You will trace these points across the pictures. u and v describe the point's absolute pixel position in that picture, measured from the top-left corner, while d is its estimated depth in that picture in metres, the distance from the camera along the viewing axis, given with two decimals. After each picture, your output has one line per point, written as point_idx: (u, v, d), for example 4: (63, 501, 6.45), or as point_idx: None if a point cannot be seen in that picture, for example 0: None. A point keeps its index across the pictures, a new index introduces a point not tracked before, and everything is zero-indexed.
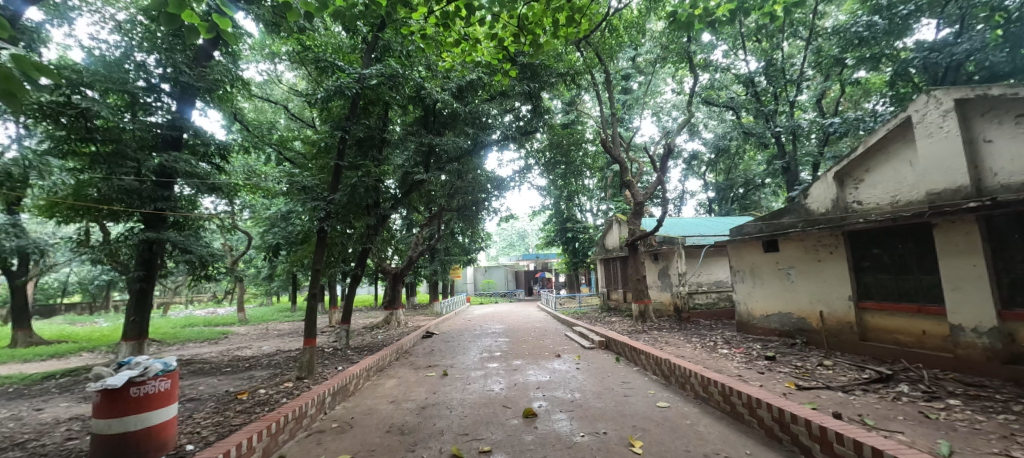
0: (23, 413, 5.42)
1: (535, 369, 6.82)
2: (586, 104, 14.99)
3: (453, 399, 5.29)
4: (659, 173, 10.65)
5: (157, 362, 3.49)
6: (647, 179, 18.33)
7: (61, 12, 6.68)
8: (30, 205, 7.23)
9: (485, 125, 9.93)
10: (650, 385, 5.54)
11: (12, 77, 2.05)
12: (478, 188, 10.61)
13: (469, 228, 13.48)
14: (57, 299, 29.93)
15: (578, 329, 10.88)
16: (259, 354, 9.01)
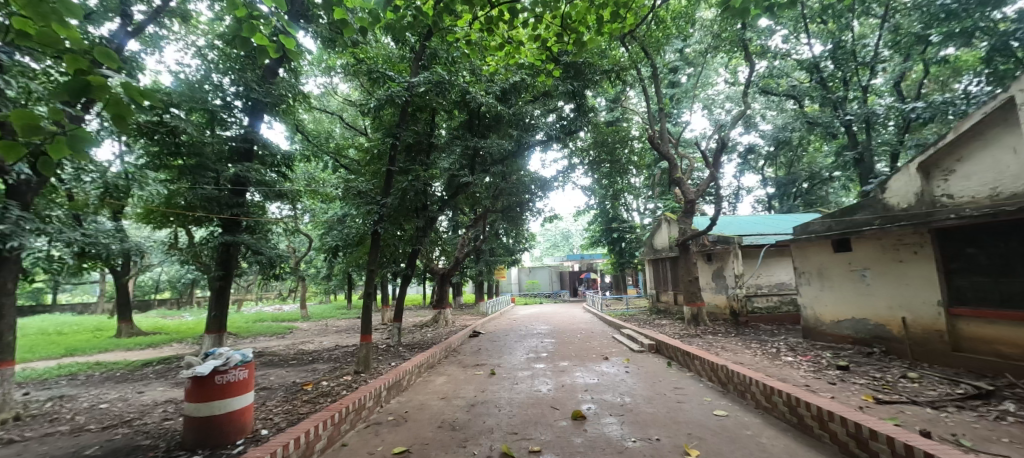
0: (127, 395, 6.12)
1: (583, 371, 6.77)
2: (631, 101, 14.63)
3: (501, 398, 5.37)
4: (711, 169, 10.20)
5: (238, 353, 3.79)
6: (698, 176, 17.67)
7: (154, 42, 7.47)
8: (130, 213, 8.15)
9: (529, 126, 9.93)
10: (705, 392, 5.33)
11: (121, 102, 2.30)
12: (523, 189, 10.63)
13: (514, 229, 13.57)
14: (149, 296, 33.35)
15: (626, 331, 10.68)
16: (321, 348, 9.57)
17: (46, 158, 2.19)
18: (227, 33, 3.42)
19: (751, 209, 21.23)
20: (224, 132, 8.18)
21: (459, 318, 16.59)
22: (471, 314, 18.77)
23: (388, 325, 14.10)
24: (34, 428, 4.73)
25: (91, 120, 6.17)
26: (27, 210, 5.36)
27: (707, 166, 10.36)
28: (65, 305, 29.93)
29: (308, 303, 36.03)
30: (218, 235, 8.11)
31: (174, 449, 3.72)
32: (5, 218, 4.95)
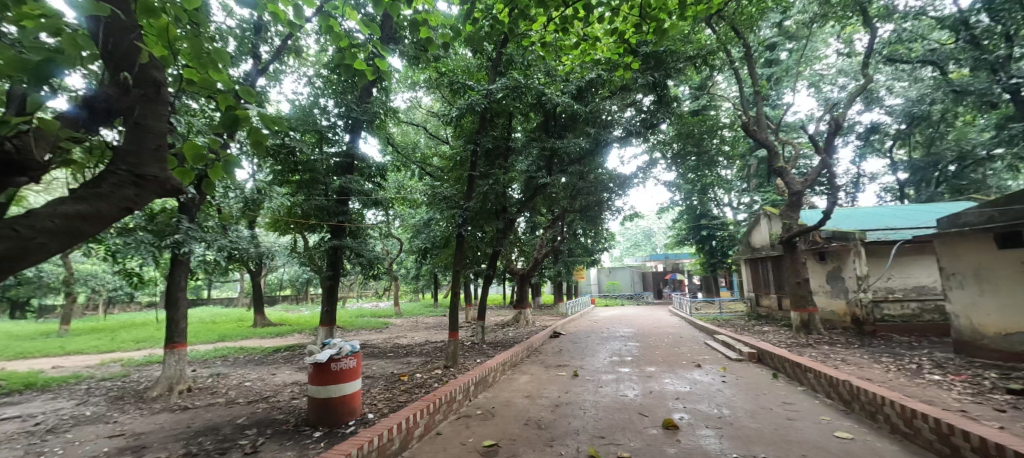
0: (262, 376, 7.14)
1: (673, 377, 6.48)
2: (720, 87, 13.63)
3: (586, 400, 5.35)
4: (823, 155, 9.16)
5: (348, 344, 4.23)
6: (805, 164, 15.97)
7: (276, 76, 8.59)
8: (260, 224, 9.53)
9: (607, 122, 9.56)
10: (823, 410, 4.79)
11: (257, 131, 2.68)
12: (601, 188, 10.32)
13: (595, 230, 13.35)
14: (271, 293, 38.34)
15: (720, 337, 10.01)
16: (413, 343, 10.27)
17: (207, 178, 2.68)
18: (334, 63, 3.83)
19: (877, 199, 18.48)
20: (329, 148, 9.08)
21: (540, 319, 16.77)
22: (551, 314, 18.85)
23: (472, 323, 14.70)
24: (199, 399, 5.71)
25: (234, 146, 7.25)
26: (192, 222, 6.53)
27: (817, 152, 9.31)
28: (211, 300, 35.64)
29: (400, 301, 38.84)
30: (328, 239, 9.04)
31: (300, 425, 4.29)
32: (179, 230, 6.19)
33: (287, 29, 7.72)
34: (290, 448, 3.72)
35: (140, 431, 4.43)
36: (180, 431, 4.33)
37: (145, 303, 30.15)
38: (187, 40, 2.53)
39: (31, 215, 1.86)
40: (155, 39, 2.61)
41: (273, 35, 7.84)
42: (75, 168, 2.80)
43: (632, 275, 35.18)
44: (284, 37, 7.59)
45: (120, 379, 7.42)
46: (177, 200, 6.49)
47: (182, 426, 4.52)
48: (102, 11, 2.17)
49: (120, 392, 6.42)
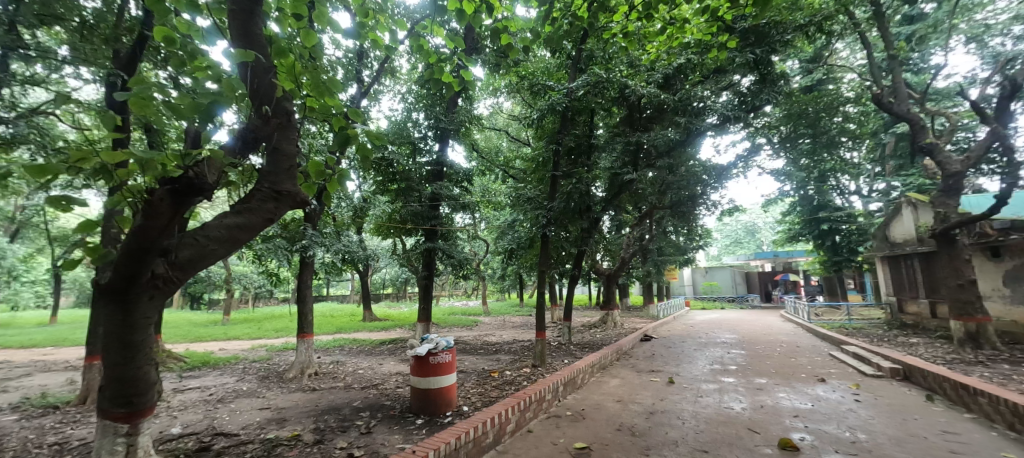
0: (373, 366, 7.91)
1: (788, 392, 5.87)
2: (839, 57, 11.99)
3: (684, 409, 5.09)
4: (994, 125, 7.63)
5: (444, 339, 4.56)
6: (965, 136, 13.43)
7: (375, 96, 9.42)
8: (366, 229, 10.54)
9: (699, 110, 8.72)
10: (999, 444, 3.97)
11: (367, 147, 3.01)
12: (695, 181, 9.59)
13: (690, 227, 12.49)
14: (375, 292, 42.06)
15: (850, 349, 8.80)
16: (503, 341, 10.57)
17: (326, 190, 3.11)
18: (424, 78, 4.09)
19: None
20: (421, 157, 9.73)
21: (629, 320, 16.23)
22: (641, 316, 18.11)
23: (559, 323, 14.72)
24: (323, 382, 6.50)
25: (344, 162, 8.10)
26: (315, 230, 7.40)
27: (984, 121, 7.81)
28: (325, 297, 40.17)
29: (488, 300, 40.20)
30: (422, 242, 9.69)
31: (404, 412, 4.68)
32: (305, 236, 7.08)
33: (384, 52, 8.44)
34: (397, 432, 4.07)
35: (281, 406, 5.17)
36: (310, 408, 4.96)
37: (277, 299, 35.01)
38: (308, 73, 3.00)
39: (200, 228, 2.68)
40: (285, 77, 3.10)
41: (373, 59, 8.61)
42: (233, 187, 3.38)
43: (732, 275, 32.30)
44: (380, 59, 8.30)
45: (262, 362, 8.73)
46: (303, 211, 7.40)
47: (311, 404, 5.17)
48: (247, 56, 2.72)
49: (262, 373, 7.53)
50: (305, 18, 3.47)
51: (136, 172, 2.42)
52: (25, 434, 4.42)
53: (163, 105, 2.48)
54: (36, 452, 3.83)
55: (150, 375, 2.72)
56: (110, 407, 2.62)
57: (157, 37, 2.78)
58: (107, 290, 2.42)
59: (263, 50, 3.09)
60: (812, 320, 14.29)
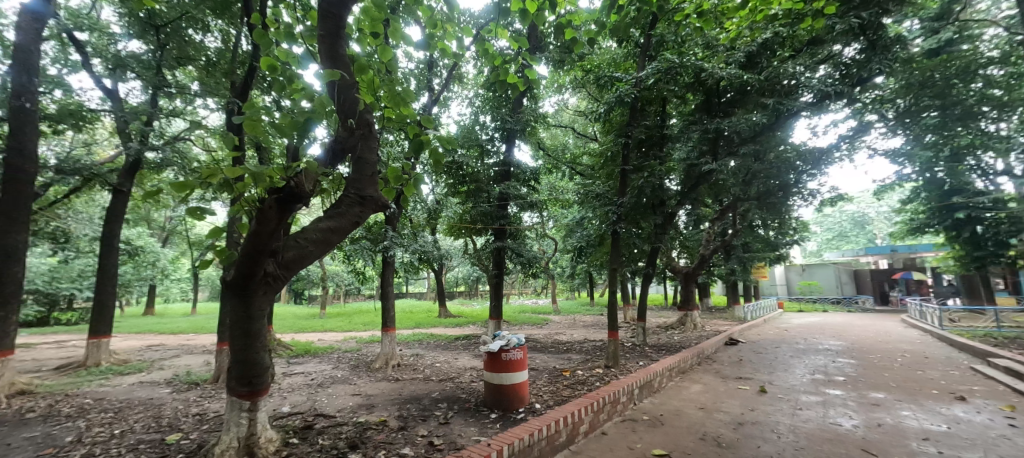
0: (449, 360, 8.24)
1: (911, 410, 5.16)
2: (974, 11, 9.89)
3: (778, 422, 4.70)
4: None
5: (515, 336, 4.70)
6: None
7: (445, 102, 9.81)
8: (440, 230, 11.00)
9: (790, 89, 7.76)
10: None
11: (440, 151, 3.17)
12: (786, 169, 8.49)
13: (781, 219, 11.42)
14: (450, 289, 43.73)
15: (997, 362, 7.45)
16: (574, 340, 10.49)
17: (404, 194, 3.36)
18: (491, 81, 4.19)
19: None
20: (488, 158, 9.95)
21: (711, 322, 15.23)
22: (724, 317, 16.94)
23: (633, 323, 14.27)
24: (405, 373, 6.92)
25: (417, 166, 8.49)
26: (395, 231, 7.89)
27: None
28: (404, 294, 42.60)
29: (559, 299, 40.01)
30: (491, 241, 9.87)
31: (478, 406, 4.84)
32: (386, 237, 7.55)
33: (452, 60, 8.74)
34: (473, 425, 4.24)
35: (370, 393, 5.60)
36: (394, 397, 5.33)
37: (363, 295, 37.82)
38: (386, 87, 3.26)
39: (301, 233, 3.35)
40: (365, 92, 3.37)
41: (442, 67, 8.96)
42: (326, 194, 3.78)
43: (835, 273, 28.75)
44: (449, 67, 8.62)
45: (353, 352, 9.51)
46: (384, 214, 7.93)
47: (396, 393, 5.55)
48: (334, 76, 3.05)
49: (353, 362, 8.22)
50: (382, 35, 3.75)
51: (249, 186, 2.89)
52: (174, 405, 5.23)
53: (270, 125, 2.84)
54: (183, 420, 4.51)
55: (263, 357, 3.37)
56: (236, 385, 3.30)
57: (264, 67, 3.20)
58: (232, 287, 3.14)
59: (348, 69, 3.46)
60: (943, 325, 12.33)
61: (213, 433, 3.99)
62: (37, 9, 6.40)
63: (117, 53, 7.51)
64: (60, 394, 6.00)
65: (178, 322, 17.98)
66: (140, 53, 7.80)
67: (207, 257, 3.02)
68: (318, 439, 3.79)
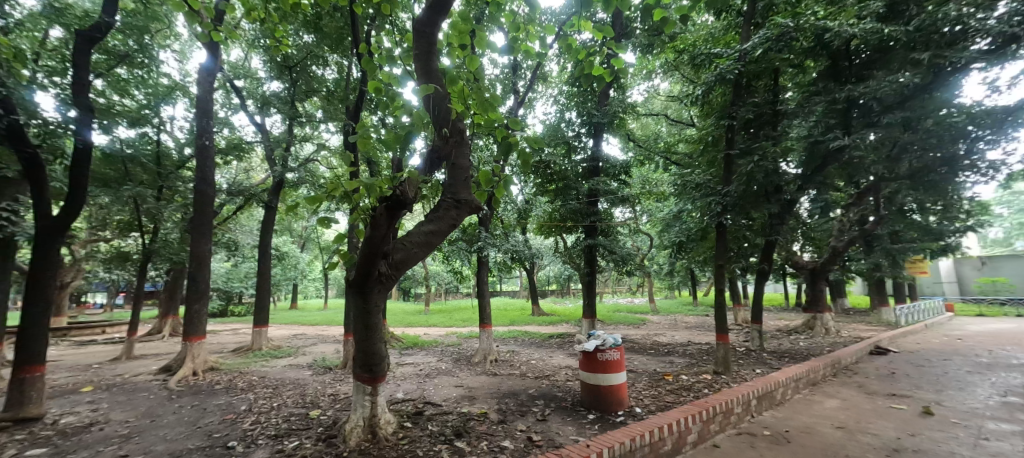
0: (550, 359, 8.28)
1: None
2: None
3: (953, 453, 3.96)
4: None
5: (610, 336, 4.73)
6: None
7: (530, 102, 9.95)
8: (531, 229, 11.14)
9: (958, 37, 5.97)
10: None
11: (526, 153, 3.31)
12: (951, 137, 6.73)
13: (945, 203, 9.23)
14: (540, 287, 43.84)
15: None
16: (675, 342, 9.98)
17: (494, 195, 3.62)
18: (576, 75, 4.13)
19: None
20: (576, 154, 9.91)
21: (845, 326, 13.32)
22: (859, 321, 14.77)
23: (744, 325, 13.14)
24: (504, 369, 7.14)
25: (507, 167, 8.71)
26: (488, 232, 8.19)
27: None
28: (497, 293, 43.63)
29: (656, 297, 37.97)
30: (583, 239, 9.76)
31: (576, 405, 4.93)
32: (481, 238, 7.84)
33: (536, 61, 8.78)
34: (571, 424, 4.35)
35: (475, 386, 5.89)
36: (494, 390, 5.56)
37: (461, 293, 39.52)
38: (475, 96, 3.48)
39: (406, 237, 3.92)
40: (455, 102, 3.59)
41: (526, 69, 9.06)
42: (425, 200, 4.24)
43: None
44: (533, 67, 8.68)
45: (455, 347, 10.02)
46: (478, 216, 8.27)
47: (496, 387, 5.79)
48: (428, 91, 3.30)
49: (455, 356, 8.70)
50: (468, 45, 3.90)
51: (363, 197, 3.42)
52: (313, 386, 6.02)
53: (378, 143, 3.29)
54: (322, 399, 5.15)
55: (380, 349, 3.84)
56: (359, 372, 3.79)
57: (370, 90, 3.52)
58: (353, 285, 3.69)
59: (439, 82, 3.86)
60: None
61: (344, 412, 4.50)
62: (209, 66, 7.34)
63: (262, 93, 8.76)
64: (235, 371, 7.20)
65: (308, 316, 20.55)
66: (278, 90, 9.00)
67: (332, 262, 3.48)
68: (428, 424, 4.10)
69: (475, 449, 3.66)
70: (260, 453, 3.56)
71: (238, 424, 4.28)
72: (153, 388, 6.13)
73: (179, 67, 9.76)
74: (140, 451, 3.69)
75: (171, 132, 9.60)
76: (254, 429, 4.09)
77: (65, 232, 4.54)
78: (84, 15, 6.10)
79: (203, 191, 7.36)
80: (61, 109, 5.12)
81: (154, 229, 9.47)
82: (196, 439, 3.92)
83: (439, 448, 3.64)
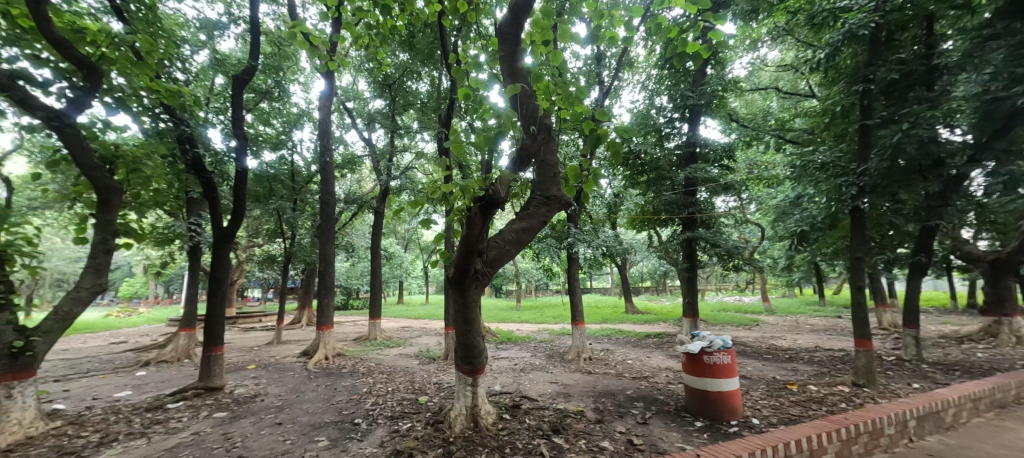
0: (646, 358, 7.88)
1: None
2: None
3: None
4: None
5: (718, 338, 4.36)
6: None
7: (616, 91, 9.55)
8: (622, 223, 10.68)
9: None
10: None
11: (617, 141, 3.23)
12: None
13: None
14: (638, 284, 41.93)
15: None
16: (798, 347, 8.71)
17: (584, 190, 3.58)
18: (670, 56, 3.79)
19: None
20: (670, 142, 9.28)
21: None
22: None
23: (892, 329, 11.01)
24: (598, 367, 6.99)
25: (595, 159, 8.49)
26: (577, 228, 8.08)
27: None
28: (592, 289, 42.80)
29: (773, 295, 33.70)
30: (681, 232, 9.05)
31: (682, 410, 4.61)
32: (570, 234, 7.74)
33: (621, 48, 8.42)
34: (676, 430, 4.08)
35: (567, 383, 5.86)
36: (589, 389, 5.48)
37: (551, 290, 39.61)
38: (559, 91, 3.49)
39: (500, 235, 4.08)
40: (542, 98, 3.62)
41: (611, 57, 8.74)
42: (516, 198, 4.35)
43: None
44: (618, 55, 8.32)
45: (547, 343, 10.08)
46: (566, 212, 8.17)
47: (589, 385, 5.70)
48: (515, 90, 3.38)
49: (547, 352, 8.76)
50: (550, 40, 3.89)
51: (458, 198, 3.64)
52: (420, 374, 6.56)
53: (471, 146, 3.46)
54: (427, 386, 5.60)
55: (478, 341, 4.03)
56: (461, 364, 4.01)
57: (461, 97, 3.75)
58: (453, 281, 3.91)
59: (525, 80, 3.99)
60: None
61: (447, 400, 4.83)
62: (327, 93, 8.47)
63: (368, 111, 9.89)
64: (356, 358, 8.16)
65: (416, 310, 22.41)
66: (381, 108, 10.09)
67: (433, 259, 3.71)
68: (526, 418, 4.20)
69: (574, 447, 3.66)
70: (380, 432, 4.02)
71: (362, 403, 4.88)
72: (296, 368, 7.27)
73: (305, 96, 11.40)
74: (291, 421, 4.42)
75: (301, 153, 11.24)
76: (375, 409, 4.63)
77: (231, 240, 5.60)
78: (237, 61, 7.56)
79: (326, 201, 8.49)
80: (228, 143, 6.35)
81: (291, 234, 11.21)
82: (330, 414, 4.57)
83: (538, 442, 3.72)
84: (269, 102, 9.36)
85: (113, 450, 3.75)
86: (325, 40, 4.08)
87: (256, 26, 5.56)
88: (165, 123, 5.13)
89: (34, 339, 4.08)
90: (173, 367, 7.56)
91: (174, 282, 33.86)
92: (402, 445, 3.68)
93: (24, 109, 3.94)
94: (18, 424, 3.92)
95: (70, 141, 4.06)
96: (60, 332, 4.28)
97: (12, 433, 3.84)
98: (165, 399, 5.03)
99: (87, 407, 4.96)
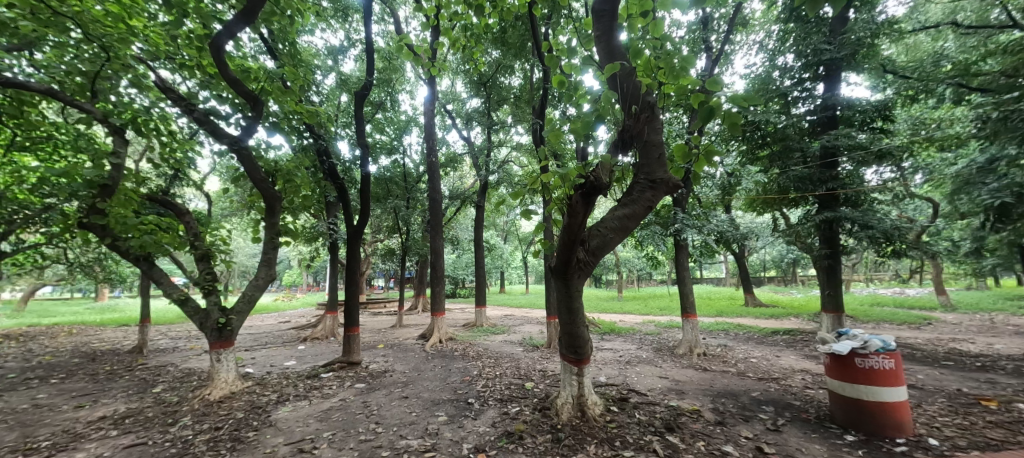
0: (774, 357, 6.93)
1: None
2: None
3: None
4: None
5: (876, 338, 3.60)
6: None
7: (728, 57, 8.44)
8: (739, 204, 9.51)
9: None
10: None
11: (732, 112, 2.84)
12: None
13: None
14: (765, 273, 37.02)
15: None
16: (995, 354, 6.77)
17: (694, 171, 3.25)
18: None
19: None
20: (800, 107, 7.97)
21: None
22: None
23: None
24: (714, 364, 6.38)
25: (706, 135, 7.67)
26: (685, 213, 7.40)
27: None
28: (709, 279, 39.06)
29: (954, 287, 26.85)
30: (817, 212, 7.70)
31: (825, 419, 3.96)
32: (677, 220, 7.14)
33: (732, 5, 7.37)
34: (818, 442, 3.53)
35: (678, 379, 5.46)
36: (706, 387, 5.03)
37: (658, 280, 37.27)
38: (662, 64, 3.18)
39: (602, 223, 3.95)
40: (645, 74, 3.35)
41: (719, 19, 7.73)
42: (619, 184, 4.15)
43: None
44: (729, 14, 7.29)
45: (655, 336, 9.51)
46: (672, 196, 7.55)
47: (704, 384, 5.24)
48: (614, 70, 3.18)
49: (656, 345, 8.26)
50: (649, 11, 3.57)
51: (556, 188, 3.62)
52: (525, 361, 6.75)
53: (569, 134, 3.39)
54: (532, 373, 5.75)
55: (583, 331, 3.98)
56: (566, 352, 4.00)
57: (556, 86, 3.71)
58: (555, 268, 3.91)
59: (624, 58, 3.77)
60: None
61: (551, 388, 4.90)
62: (430, 98, 9.14)
63: (468, 111, 10.44)
64: (466, 342, 8.76)
65: (520, 300, 22.99)
66: (478, 106, 10.54)
67: (535, 249, 3.76)
68: (635, 412, 4.04)
69: (691, 448, 3.42)
70: (490, 412, 4.28)
71: (474, 385, 5.24)
72: (416, 349, 8.09)
73: (412, 103, 12.40)
74: (414, 395, 4.97)
75: (411, 156, 12.29)
76: (485, 391, 4.92)
77: (360, 237, 6.42)
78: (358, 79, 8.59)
79: (435, 197, 9.20)
80: (352, 153, 7.30)
81: (407, 230, 12.39)
82: (446, 393, 4.99)
83: (650, 439, 3.56)
84: (382, 112, 10.41)
85: (287, 408, 4.67)
86: (425, 48, 4.43)
87: (370, 45, 6.20)
88: (308, 139, 6.15)
89: (232, 318, 5.23)
90: (323, 344, 9.03)
91: (322, 272, 40.12)
92: (512, 428, 3.85)
93: (217, 138, 5.06)
94: (225, 381, 5.13)
95: (245, 161, 5.06)
96: (249, 312, 5.44)
97: (223, 388, 5.06)
98: (319, 369, 6.05)
99: (267, 372, 6.23)
